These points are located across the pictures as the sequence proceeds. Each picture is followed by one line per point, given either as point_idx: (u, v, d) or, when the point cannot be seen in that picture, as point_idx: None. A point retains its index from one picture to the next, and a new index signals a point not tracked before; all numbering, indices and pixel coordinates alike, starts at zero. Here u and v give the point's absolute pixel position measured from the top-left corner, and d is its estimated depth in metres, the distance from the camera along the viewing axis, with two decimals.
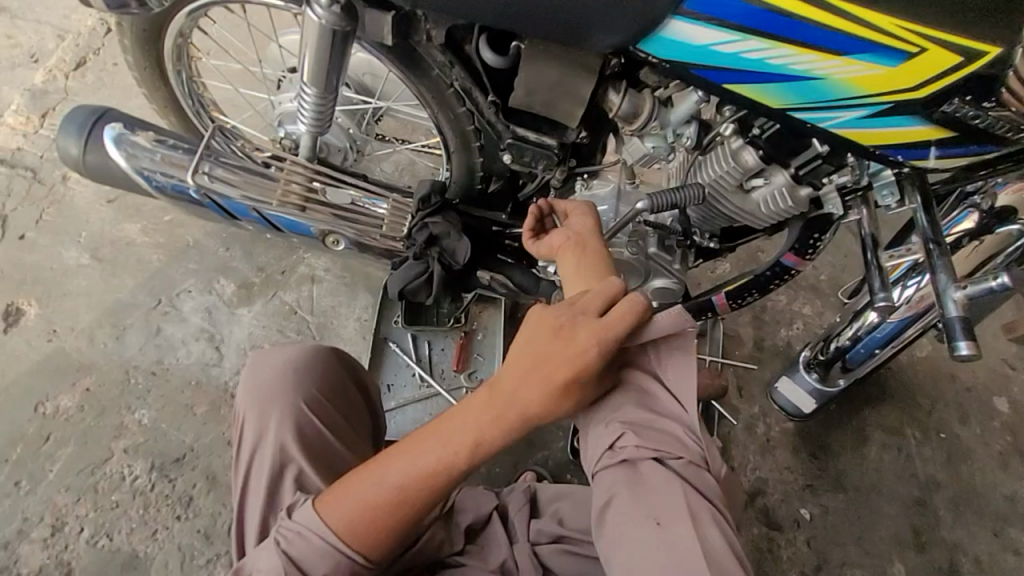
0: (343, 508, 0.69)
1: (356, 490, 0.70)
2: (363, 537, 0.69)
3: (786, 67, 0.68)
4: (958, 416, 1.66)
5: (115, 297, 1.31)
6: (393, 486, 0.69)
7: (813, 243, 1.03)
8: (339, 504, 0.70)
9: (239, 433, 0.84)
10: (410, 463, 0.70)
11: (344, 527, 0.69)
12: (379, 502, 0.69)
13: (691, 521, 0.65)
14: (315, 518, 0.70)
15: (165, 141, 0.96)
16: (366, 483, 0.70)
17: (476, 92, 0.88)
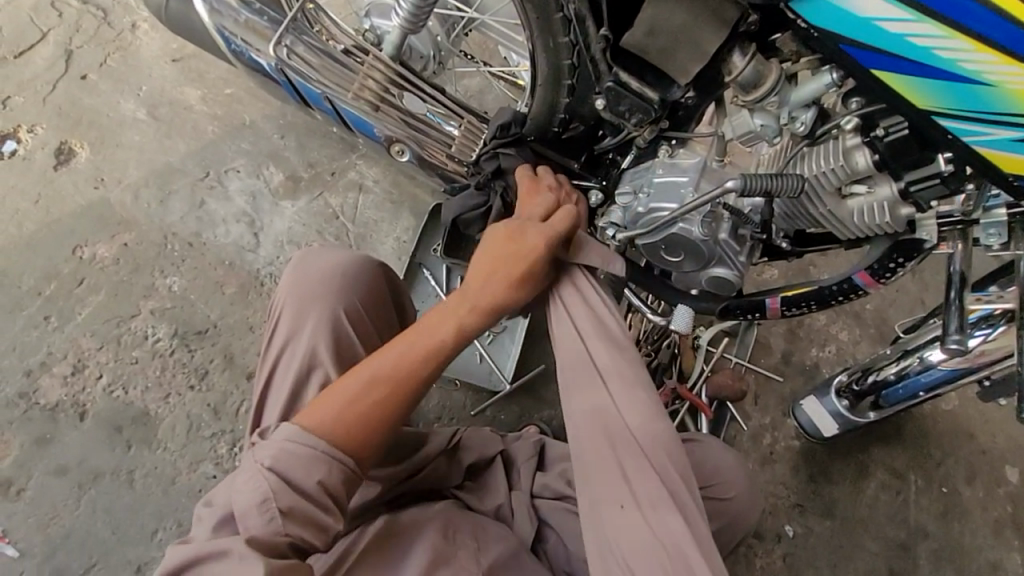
0: (322, 412, 0.70)
1: (331, 400, 0.71)
2: (347, 439, 0.70)
3: (953, 64, 0.61)
4: (966, 474, 1.62)
5: (165, 159, 1.29)
6: (372, 383, 0.73)
7: (892, 268, 0.96)
8: (319, 415, 0.70)
9: (274, 325, 0.84)
10: (382, 356, 0.75)
11: (329, 434, 0.69)
12: (361, 398, 0.72)
13: (658, 506, 0.72)
14: (298, 432, 0.68)
15: (251, 5, 0.90)
16: (341, 392, 0.72)
17: (590, 21, 0.83)
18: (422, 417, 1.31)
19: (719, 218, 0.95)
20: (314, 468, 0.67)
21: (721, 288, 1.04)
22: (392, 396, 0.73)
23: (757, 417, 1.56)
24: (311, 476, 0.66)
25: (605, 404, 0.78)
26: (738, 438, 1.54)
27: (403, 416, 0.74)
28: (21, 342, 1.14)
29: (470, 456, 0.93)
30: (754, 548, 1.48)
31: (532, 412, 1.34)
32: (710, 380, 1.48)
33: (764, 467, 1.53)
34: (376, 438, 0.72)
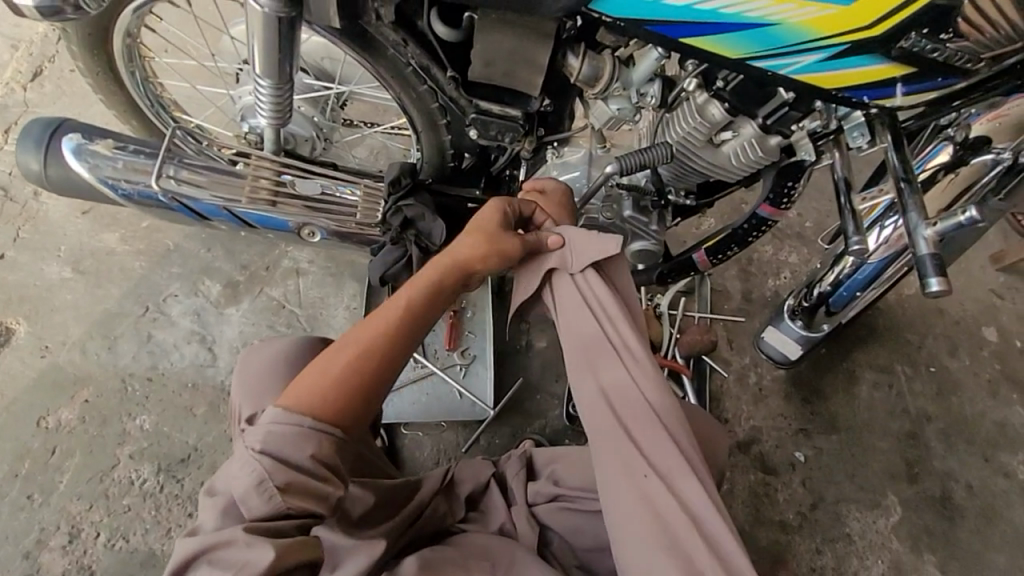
0: (300, 392, 0.75)
1: (313, 379, 0.75)
2: (329, 409, 0.74)
3: (740, 16, 0.65)
4: (947, 349, 1.69)
5: (102, 308, 1.31)
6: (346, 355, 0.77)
7: (787, 193, 1.02)
8: (300, 392, 0.74)
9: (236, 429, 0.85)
10: (351, 339, 0.78)
11: (312, 407, 0.74)
12: (337, 371, 0.76)
13: (679, 480, 0.72)
14: (283, 413, 0.72)
15: (126, 148, 0.93)
16: (319, 368, 0.76)
17: (435, 68, 0.86)
18: (422, 467, 1.33)
19: (619, 198, 1.04)
20: (304, 442, 0.70)
21: (648, 259, 1.10)
22: (367, 365, 0.78)
23: (738, 360, 1.61)
24: (300, 451, 0.70)
25: (620, 378, 0.79)
26: (726, 386, 1.58)
27: (378, 383, 0.78)
28: (10, 528, 1.14)
29: (464, 490, 0.96)
30: (773, 483, 1.51)
31: (524, 428, 1.38)
32: (681, 341, 1.52)
33: (758, 405, 1.57)
34: (356, 404, 0.76)
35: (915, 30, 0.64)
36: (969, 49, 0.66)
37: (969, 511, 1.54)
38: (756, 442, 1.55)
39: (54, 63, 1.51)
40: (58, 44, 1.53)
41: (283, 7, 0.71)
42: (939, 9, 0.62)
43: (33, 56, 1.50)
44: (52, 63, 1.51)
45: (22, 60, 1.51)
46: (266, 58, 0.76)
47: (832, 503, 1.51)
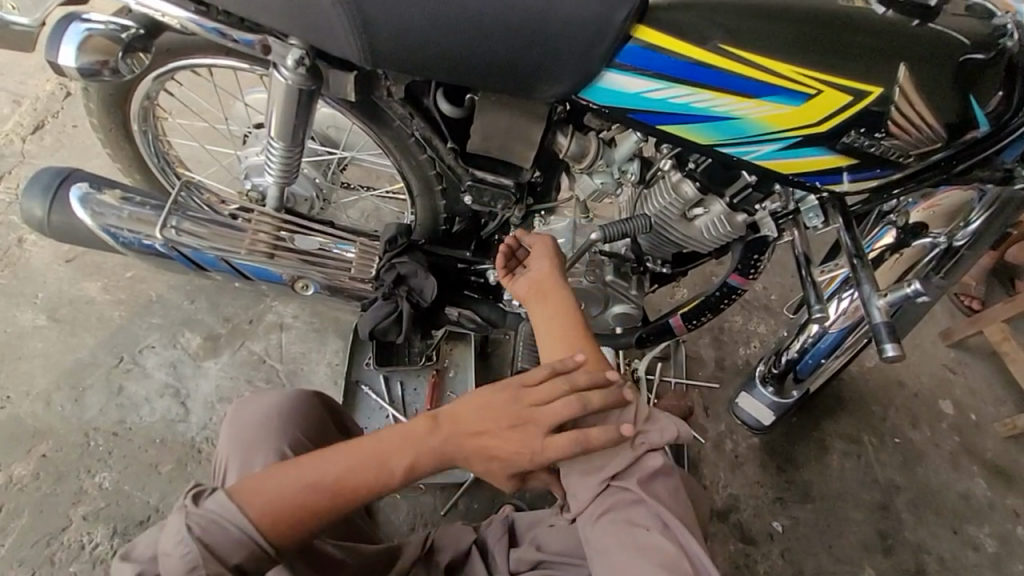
0: (269, 493, 0.65)
1: (263, 488, 0.65)
2: (277, 533, 0.65)
3: (710, 109, 0.75)
4: (909, 420, 1.76)
5: (73, 356, 1.27)
6: (332, 474, 0.68)
7: (755, 264, 1.11)
8: (263, 488, 0.65)
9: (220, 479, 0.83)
10: (321, 470, 0.68)
11: (264, 514, 0.64)
12: (285, 515, 0.65)
13: (680, 523, 0.70)
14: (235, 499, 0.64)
15: (133, 199, 0.95)
16: (270, 490, 0.65)
17: (436, 139, 0.93)
18: (396, 534, 1.28)
19: (600, 264, 1.09)
20: (237, 549, 0.63)
21: (628, 322, 1.17)
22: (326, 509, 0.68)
23: (714, 427, 1.64)
24: (233, 560, 0.63)
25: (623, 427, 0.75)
26: (703, 453, 1.60)
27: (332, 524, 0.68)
28: None
29: (445, 557, 0.92)
30: (753, 555, 1.50)
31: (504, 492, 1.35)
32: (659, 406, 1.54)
33: (735, 472, 1.58)
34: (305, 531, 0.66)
35: (854, 129, 0.75)
36: (901, 146, 0.77)
37: None
38: (734, 511, 1.54)
39: (58, 118, 1.57)
40: (63, 100, 1.59)
41: (307, 81, 0.76)
42: (872, 113, 0.74)
43: (37, 111, 1.55)
44: (56, 117, 1.56)
45: (26, 113, 1.56)
46: (283, 124, 0.82)
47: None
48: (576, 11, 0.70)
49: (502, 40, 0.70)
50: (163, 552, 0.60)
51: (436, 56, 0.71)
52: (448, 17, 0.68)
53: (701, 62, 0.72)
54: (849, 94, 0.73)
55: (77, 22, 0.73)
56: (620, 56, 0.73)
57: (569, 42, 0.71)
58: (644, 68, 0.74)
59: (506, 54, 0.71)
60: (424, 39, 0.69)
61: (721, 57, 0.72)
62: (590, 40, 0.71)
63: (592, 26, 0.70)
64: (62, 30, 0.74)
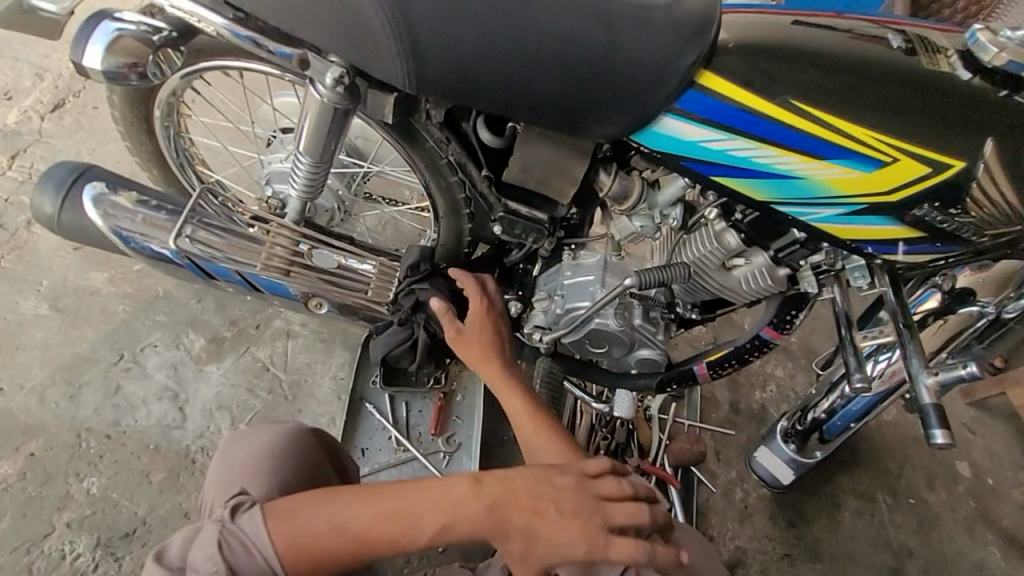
0: (292, 524, 0.67)
1: (298, 521, 0.67)
2: (298, 566, 0.66)
3: (770, 166, 0.70)
4: (924, 480, 1.69)
5: (72, 351, 1.23)
6: (370, 520, 0.69)
7: (789, 320, 1.06)
8: (296, 522, 0.67)
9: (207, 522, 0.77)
10: (352, 517, 0.68)
11: (286, 548, 0.66)
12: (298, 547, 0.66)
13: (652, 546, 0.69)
14: (263, 519, 0.67)
15: (148, 203, 0.89)
16: (303, 516, 0.67)
17: (471, 166, 0.88)
18: None
19: (630, 306, 1.02)
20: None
21: (649, 367, 1.11)
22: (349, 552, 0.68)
23: (724, 473, 1.58)
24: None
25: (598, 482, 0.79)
26: (711, 500, 1.54)
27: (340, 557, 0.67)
28: None
29: None
30: None
31: None
32: (670, 448, 1.48)
33: (743, 523, 1.52)
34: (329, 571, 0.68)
35: (928, 202, 0.70)
36: (974, 223, 0.72)
37: None
38: (739, 565, 1.48)
39: (79, 98, 1.53)
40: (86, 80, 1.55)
41: (343, 101, 0.71)
42: (949, 188, 0.69)
43: (59, 89, 1.51)
44: (77, 97, 1.52)
45: (47, 91, 1.52)
46: (312, 141, 0.77)
47: None
48: (642, 51, 0.64)
49: (559, 75, 0.65)
50: (193, 564, 0.63)
51: (486, 87, 0.65)
52: (504, 47, 0.63)
53: (767, 116, 0.67)
54: (926, 165, 0.68)
55: (107, 20, 0.68)
56: (681, 101, 0.68)
57: (632, 84, 0.65)
58: (705, 116, 0.68)
59: (561, 91, 0.66)
60: (474, 67, 0.64)
61: (790, 113, 0.67)
62: (653, 82, 0.66)
63: (657, 69, 0.65)
64: (91, 27, 0.69)
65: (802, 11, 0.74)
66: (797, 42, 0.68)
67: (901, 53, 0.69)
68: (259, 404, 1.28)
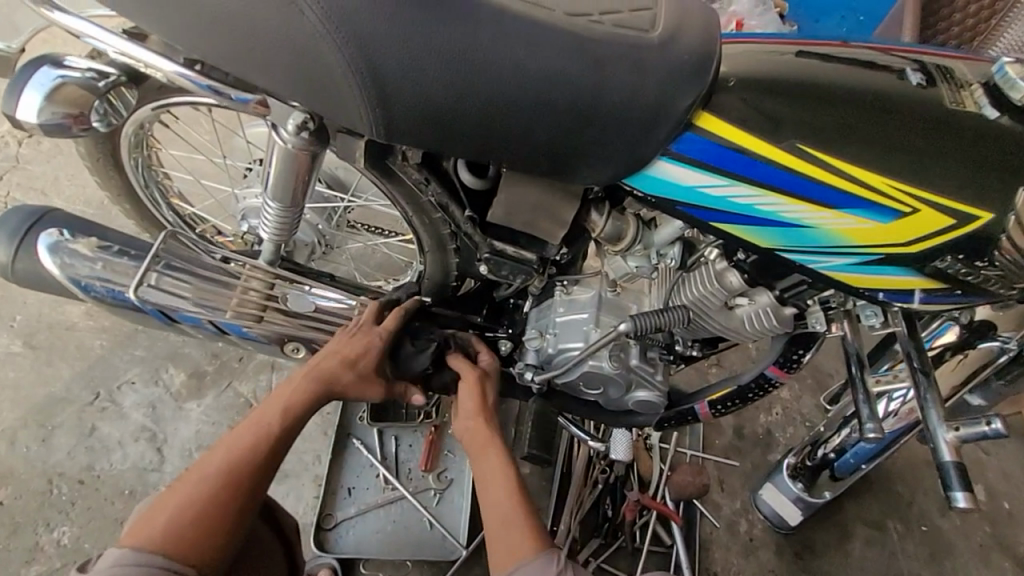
0: (150, 526, 0.72)
1: (157, 516, 0.73)
2: (181, 549, 0.72)
3: (776, 214, 0.64)
4: (938, 506, 1.62)
5: (46, 391, 1.18)
6: (187, 493, 0.75)
7: (796, 358, 0.99)
8: (145, 528, 0.72)
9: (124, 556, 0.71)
10: (210, 458, 0.79)
11: (158, 542, 0.71)
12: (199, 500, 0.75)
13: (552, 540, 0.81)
14: (126, 553, 0.69)
15: (110, 248, 0.84)
16: (184, 490, 0.75)
17: (453, 207, 0.82)
18: None
19: (625, 346, 0.97)
20: None
21: (648, 408, 1.04)
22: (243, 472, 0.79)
23: (728, 504, 1.51)
24: None
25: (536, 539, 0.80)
26: (716, 533, 1.47)
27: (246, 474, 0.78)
28: None
29: None
30: None
31: None
32: (672, 480, 1.41)
33: (748, 557, 1.46)
34: (214, 539, 0.74)
35: (950, 254, 0.63)
36: (1003, 276, 0.65)
37: None
38: None
39: None
40: None
41: (310, 146, 0.66)
42: (974, 240, 0.63)
43: None
44: None
45: None
46: (280, 186, 0.72)
47: None
48: (633, 95, 0.58)
49: (542, 121, 0.59)
50: None
51: (462, 135, 0.60)
52: (480, 93, 0.56)
53: (773, 162, 0.61)
54: (949, 217, 0.62)
55: (48, 66, 0.62)
56: (678, 144, 0.62)
57: (622, 130, 0.60)
58: (705, 161, 0.62)
59: (544, 137, 0.60)
60: (448, 114, 0.58)
61: (798, 159, 0.61)
62: (645, 127, 0.60)
63: (649, 113, 0.59)
64: (31, 74, 0.63)
65: (807, 39, 0.69)
66: (805, 78, 0.62)
67: (917, 88, 0.63)
68: None
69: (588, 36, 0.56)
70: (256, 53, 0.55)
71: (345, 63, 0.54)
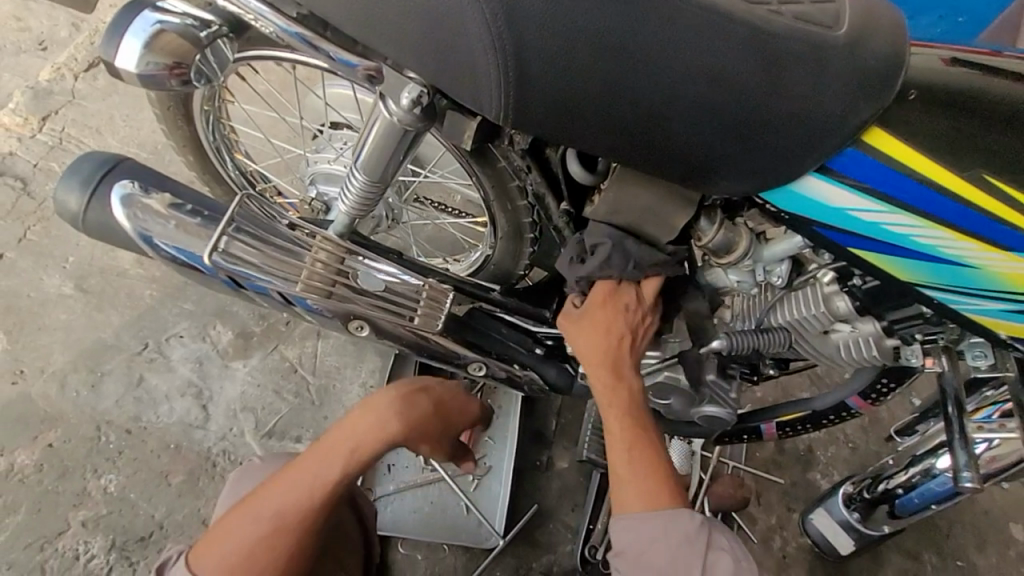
0: (241, 515, 0.77)
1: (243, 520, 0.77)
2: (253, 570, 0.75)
3: (934, 249, 0.56)
4: (975, 542, 1.55)
5: (96, 336, 1.16)
6: (277, 497, 0.78)
7: (881, 390, 0.93)
8: (233, 524, 0.77)
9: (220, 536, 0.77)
10: (301, 469, 0.79)
11: (238, 551, 0.75)
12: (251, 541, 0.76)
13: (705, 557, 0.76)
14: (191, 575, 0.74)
15: (182, 206, 0.79)
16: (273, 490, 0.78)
17: (550, 198, 0.76)
18: None
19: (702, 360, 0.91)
20: None
21: (714, 424, 0.98)
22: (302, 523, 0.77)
23: (763, 518, 1.47)
24: None
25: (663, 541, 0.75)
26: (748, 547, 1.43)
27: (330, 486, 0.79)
28: None
29: None
30: None
31: (530, 561, 1.23)
32: (711, 490, 1.37)
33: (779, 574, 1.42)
34: (298, 550, 0.77)
35: None
36: None
37: None
38: None
39: None
40: None
41: (416, 122, 0.60)
42: None
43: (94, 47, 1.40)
44: None
45: (80, 46, 1.41)
46: (375, 161, 0.66)
47: None
48: (803, 103, 0.52)
49: (696, 124, 0.52)
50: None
51: (598, 133, 0.53)
52: (634, 87, 0.50)
53: (946, 190, 0.54)
54: None
55: (148, 10, 0.57)
56: (836, 162, 0.54)
57: (784, 143, 0.53)
58: (865, 182, 0.55)
59: (689, 144, 0.54)
60: (591, 107, 0.52)
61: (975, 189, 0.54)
62: (810, 141, 0.53)
63: (818, 126, 0.52)
64: (128, 18, 0.58)
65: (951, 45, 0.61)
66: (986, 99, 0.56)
67: None
68: (284, 408, 1.20)
69: (760, 31, 0.50)
70: (393, 21, 0.50)
71: (490, 39, 0.48)
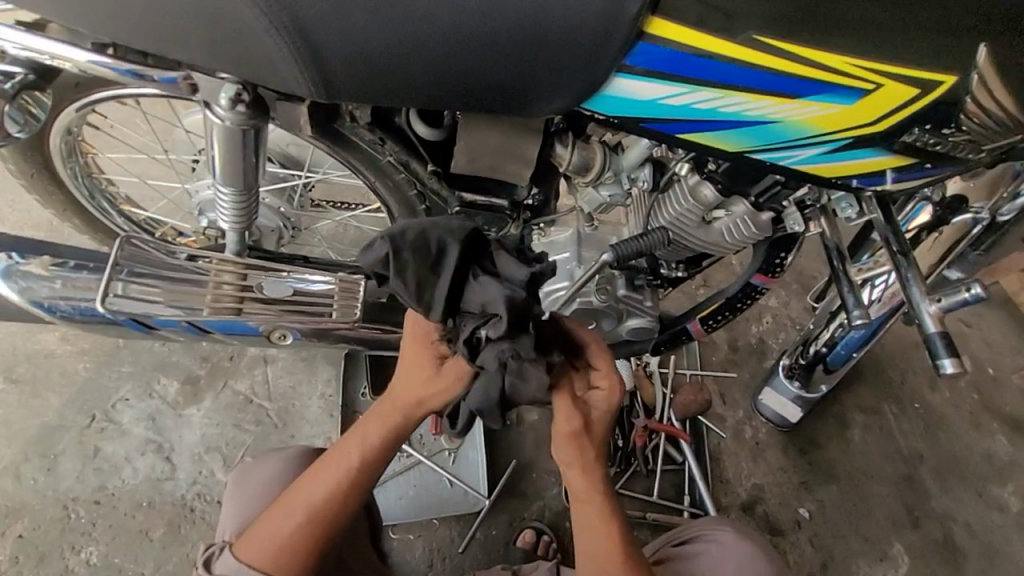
0: (284, 505, 0.79)
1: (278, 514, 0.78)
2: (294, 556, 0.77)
3: (740, 114, 0.64)
4: (927, 383, 1.66)
5: (39, 422, 1.16)
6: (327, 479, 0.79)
7: (778, 262, 1.01)
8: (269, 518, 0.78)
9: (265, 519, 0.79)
10: (345, 449, 0.80)
11: (283, 538, 0.77)
12: (294, 534, 0.77)
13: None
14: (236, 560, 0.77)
15: (66, 264, 0.83)
16: (327, 471, 0.79)
17: (415, 162, 0.80)
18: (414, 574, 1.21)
19: (611, 278, 0.98)
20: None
21: (643, 336, 1.05)
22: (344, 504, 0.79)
23: (732, 415, 1.55)
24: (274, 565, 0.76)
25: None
26: (723, 445, 1.51)
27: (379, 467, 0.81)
28: None
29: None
30: (781, 546, 1.43)
31: (521, 514, 1.28)
32: (675, 402, 1.44)
33: (757, 461, 1.50)
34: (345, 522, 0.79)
35: (917, 127, 0.66)
36: (970, 141, 0.68)
37: (972, 554, 1.47)
38: (760, 502, 1.47)
39: None
40: None
41: (249, 119, 0.65)
42: (941, 107, 0.64)
43: None
44: None
45: None
46: (229, 166, 0.69)
47: (842, 561, 1.43)
48: (579, 10, 0.56)
49: (489, 53, 0.57)
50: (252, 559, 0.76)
51: (409, 84, 0.59)
52: (417, 34, 0.55)
53: (734, 60, 0.60)
54: (914, 87, 0.62)
55: None
56: (632, 58, 0.60)
57: (574, 52, 0.58)
58: (664, 70, 0.61)
59: (493, 73, 0.59)
60: (387, 61, 0.57)
61: (759, 52, 0.59)
62: (597, 44, 0.58)
63: (596, 28, 0.57)
64: None
65: None
66: None
67: None
68: (249, 439, 1.22)
69: None
70: (177, 26, 0.56)
71: (268, 22, 0.53)
